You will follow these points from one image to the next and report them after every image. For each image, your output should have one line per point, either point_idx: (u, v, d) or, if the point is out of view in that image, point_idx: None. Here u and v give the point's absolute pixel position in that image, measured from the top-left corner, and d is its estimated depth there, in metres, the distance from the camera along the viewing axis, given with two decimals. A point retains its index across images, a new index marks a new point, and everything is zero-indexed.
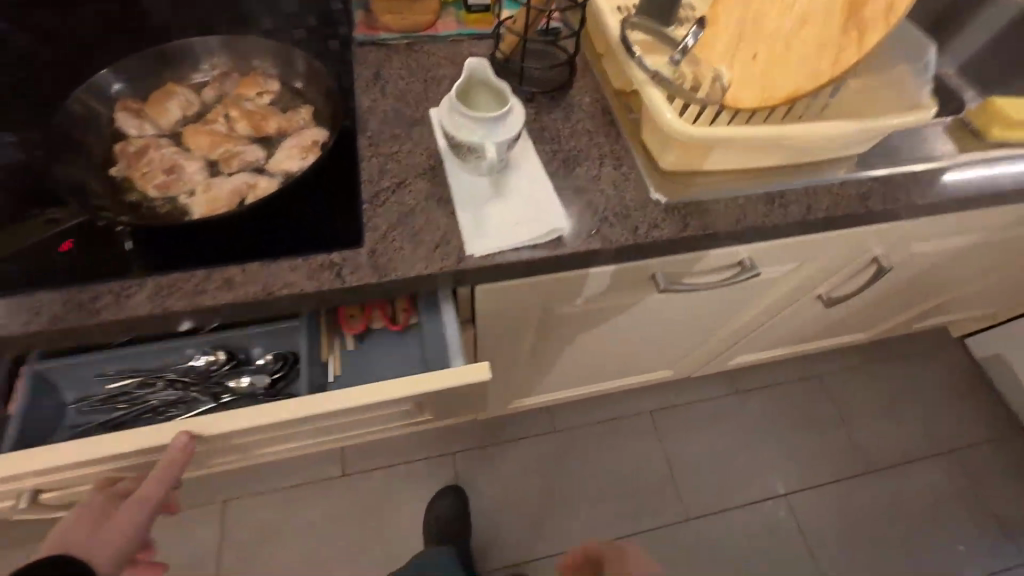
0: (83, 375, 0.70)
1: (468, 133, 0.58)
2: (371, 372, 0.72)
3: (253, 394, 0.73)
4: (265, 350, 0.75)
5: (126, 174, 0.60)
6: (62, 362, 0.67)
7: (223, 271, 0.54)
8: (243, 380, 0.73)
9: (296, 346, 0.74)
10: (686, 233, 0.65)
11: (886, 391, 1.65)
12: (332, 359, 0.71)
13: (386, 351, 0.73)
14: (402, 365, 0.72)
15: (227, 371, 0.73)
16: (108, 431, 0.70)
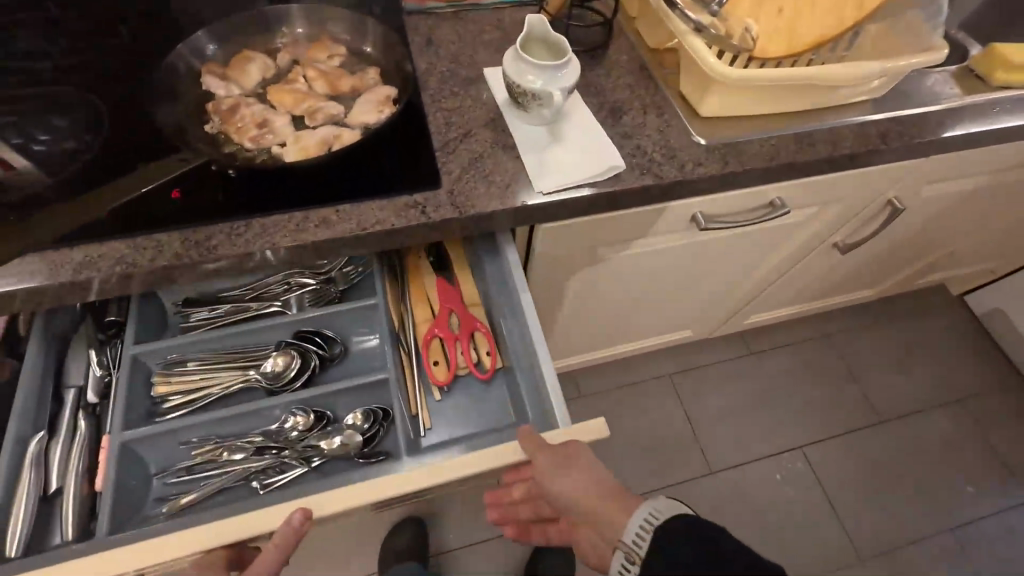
0: (168, 447, 0.65)
1: (532, 83, 0.65)
2: (462, 419, 0.73)
3: (346, 455, 0.68)
4: (354, 407, 0.70)
5: (221, 129, 0.64)
6: (150, 431, 0.63)
7: (319, 211, 0.61)
8: (335, 441, 0.68)
9: (387, 400, 0.70)
10: (729, 169, 0.71)
11: (884, 350, 1.81)
12: (423, 415, 0.71)
13: (473, 395, 0.74)
14: (492, 412, 0.74)
15: (316, 434, 0.68)
16: (196, 505, 0.65)
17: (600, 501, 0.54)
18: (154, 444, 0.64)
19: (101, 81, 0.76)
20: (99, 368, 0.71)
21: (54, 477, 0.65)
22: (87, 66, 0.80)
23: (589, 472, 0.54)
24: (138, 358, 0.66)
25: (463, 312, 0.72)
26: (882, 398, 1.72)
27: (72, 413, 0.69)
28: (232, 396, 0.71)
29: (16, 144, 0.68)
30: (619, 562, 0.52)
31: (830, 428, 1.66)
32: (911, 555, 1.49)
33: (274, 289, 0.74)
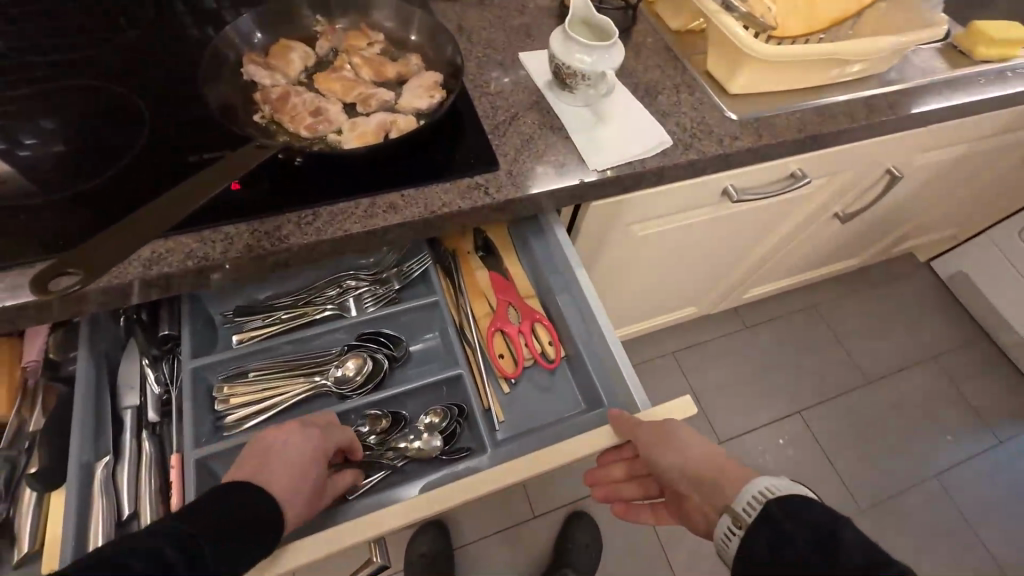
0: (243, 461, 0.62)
1: (582, 62, 0.67)
2: (530, 411, 0.73)
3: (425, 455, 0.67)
4: (428, 406, 0.70)
5: (273, 118, 0.64)
6: (224, 445, 0.59)
7: (386, 197, 0.61)
8: (414, 442, 0.67)
9: (459, 396, 0.69)
10: (762, 141, 0.75)
11: (866, 316, 1.93)
12: (496, 407, 0.70)
13: (541, 385, 0.74)
14: (561, 403, 0.73)
15: (395, 435, 0.68)
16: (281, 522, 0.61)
17: (705, 471, 0.54)
18: (229, 457, 0.61)
19: (111, 74, 0.73)
20: (157, 384, 0.64)
21: (126, 502, 0.57)
22: (87, 58, 0.75)
23: (695, 440, 0.56)
24: (199, 371, 0.63)
25: (522, 305, 0.73)
26: (867, 361, 1.83)
27: (133, 433, 0.61)
28: (298, 405, 0.68)
29: (1, 150, 0.63)
30: (726, 525, 0.50)
31: (825, 391, 1.76)
32: (907, 502, 1.58)
33: (327, 292, 0.72)
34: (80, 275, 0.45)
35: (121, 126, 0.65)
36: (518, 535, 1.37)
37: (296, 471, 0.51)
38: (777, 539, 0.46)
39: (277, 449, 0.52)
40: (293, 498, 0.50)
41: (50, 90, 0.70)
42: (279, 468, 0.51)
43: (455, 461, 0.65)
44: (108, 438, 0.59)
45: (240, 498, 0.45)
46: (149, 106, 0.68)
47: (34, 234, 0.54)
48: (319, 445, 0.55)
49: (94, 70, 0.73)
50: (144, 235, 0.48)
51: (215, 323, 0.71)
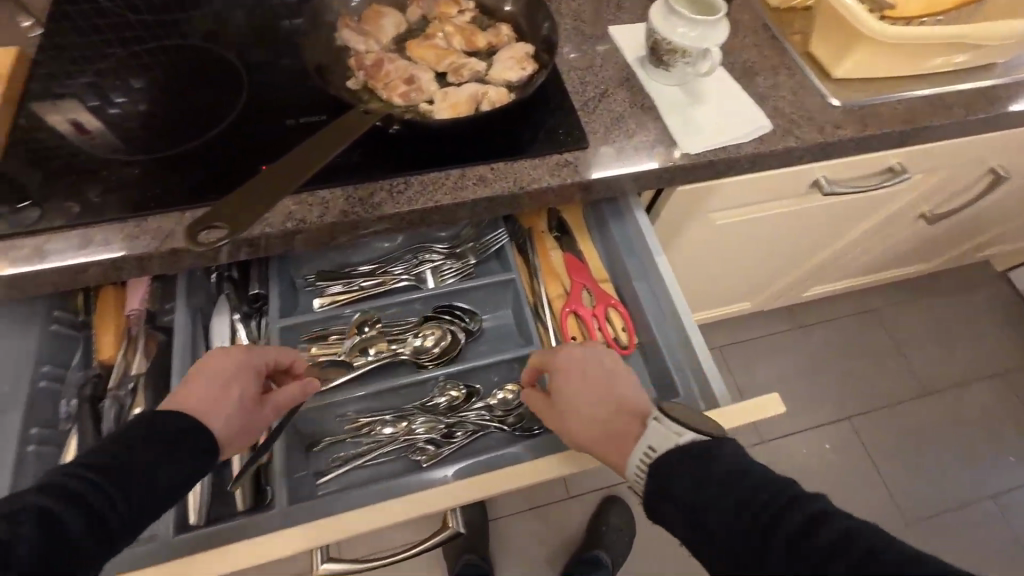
0: (327, 418, 0.65)
1: (686, 38, 0.63)
2: None
3: (495, 430, 0.68)
4: (501, 382, 0.70)
5: (366, 85, 0.63)
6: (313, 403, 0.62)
7: (475, 169, 0.60)
8: (485, 417, 0.68)
9: None
10: (868, 131, 0.70)
11: (932, 324, 1.81)
12: None
13: None
14: None
15: (469, 409, 0.69)
16: (362, 477, 0.65)
17: (597, 419, 0.55)
18: (314, 414, 0.64)
19: (203, 34, 0.74)
20: (246, 340, 0.67)
21: None
22: (177, 18, 0.76)
23: (572, 377, 0.57)
24: (286, 330, 0.66)
25: (597, 287, 0.72)
26: (929, 371, 1.73)
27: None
28: (373, 373, 0.69)
29: (93, 106, 0.65)
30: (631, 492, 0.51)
31: (880, 399, 1.67)
32: (959, 521, 1.51)
33: (405, 263, 0.73)
34: (225, 229, 0.48)
35: (219, 84, 0.67)
36: (553, 514, 1.38)
37: (233, 400, 0.53)
38: (671, 498, 0.45)
39: (199, 365, 0.53)
40: (235, 431, 0.52)
41: (141, 49, 0.72)
42: (202, 386, 0.52)
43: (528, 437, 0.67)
44: None
45: (166, 440, 0.46)
46: (238, 69, 0.69)
47: (139, 191, 0.57)
48: (244, 360, 0.55)
49: (184, 31, 0.74)
50: (280, 189, 0.50)
51: (297, 287, 0.72)
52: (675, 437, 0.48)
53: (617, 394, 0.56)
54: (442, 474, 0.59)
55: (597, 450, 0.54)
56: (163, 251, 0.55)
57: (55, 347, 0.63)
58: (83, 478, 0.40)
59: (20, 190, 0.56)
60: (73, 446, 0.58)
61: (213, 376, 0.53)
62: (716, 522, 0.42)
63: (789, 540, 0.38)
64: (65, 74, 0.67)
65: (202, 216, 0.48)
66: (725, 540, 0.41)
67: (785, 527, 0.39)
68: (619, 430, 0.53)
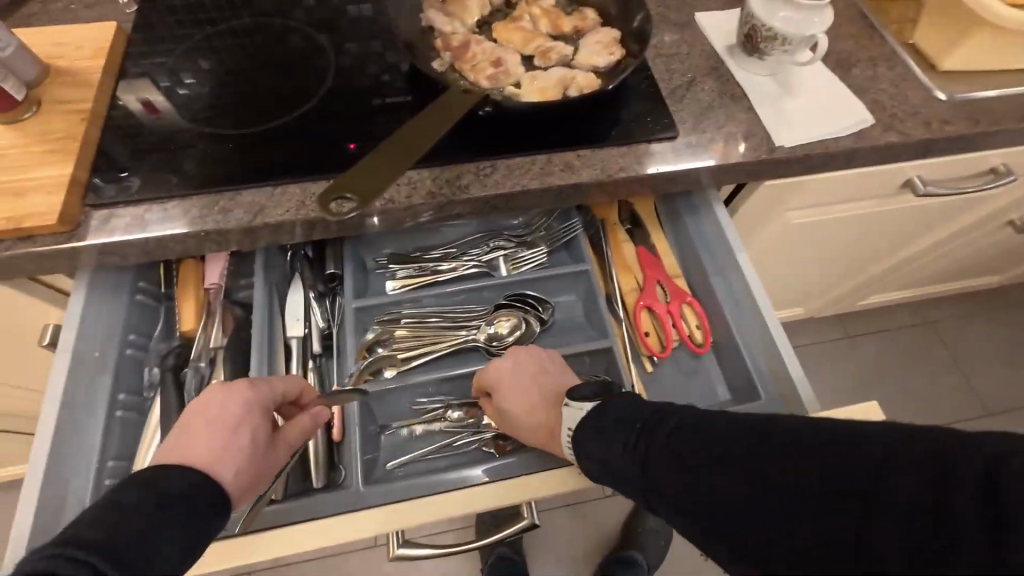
0: (399, 403, 0.65)
1: (789, 23, 0.60)
2: (671, 395, 0.70)
3: None
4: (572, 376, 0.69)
5: (452, 66, 0.62)
6: (386, 387, 0.62)
7: (562, 155, 0.59)
8: None
9: (607, 372, 0.67)
10: (979, 128, 0.65)
11: (998, 341, 1.70)
12: (641, 385, 0.68)
13: (685, 369, 0.71)
14: (703, 389, 0.70)
15: None
16: (431, 465, 0.64)
17: (531, 420, 0.56)
18: (384, 398, 0.64)
19: (280, 12, 0.74)
20: (321, 319, 0.67)
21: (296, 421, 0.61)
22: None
23: (500, 384, 0.58)
24: (359, 311, 0.65)
25: (671, 283, 0.70)
26: (992, 391, 1.63)
27: (301, 362, 0.65)
28: (442, 358, 0.69)
29: (165, 85, 0.64)
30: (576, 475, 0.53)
31: (938, 416, 1.58)
32: None
33: (476, 249, 0.73)
34: (354, 200, 0.46)
35: (301, 63, 0.67)
36: (587, 514, 1.36)
37: (244, 444, 0.50)
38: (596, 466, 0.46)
39: (196, 415, 0.50)
40: (245, 483, 0.49)
41: (214, 30, 0.71)
42: (204, 433, 0.48)
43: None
44: (281, 364, 0.63)
45: (171, 497, 0.41)
46: (321, 50, 0.69)
47: (228, 166, 0.57)
48: (248, 402, 0.52)
49: (255, 12, 0.73)
50: (405, 160, 0.49)
51: (368, 269, 0.72)
52: (578, 410, 0.50)
53: (547, 390, 0.58)
54: (474, 472, 0.58)
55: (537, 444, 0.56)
56: (251, 226, 0.55)
57: (139, 318, 0.65)
58: (72, 552, 0.34)
59: (112, 164, 0.57)
60: (156, 415, 0.60)
61: (212, 424, 0.49)
62: (622, 464, 0.44)
63: (665, 449, 0.41)
64: (144, 51, 0.67)
65: (331, 187, 0.46)
66: (631, 478, 0.43)
67: (660, 444, 0.41)
68: (552, 425, 0.55)
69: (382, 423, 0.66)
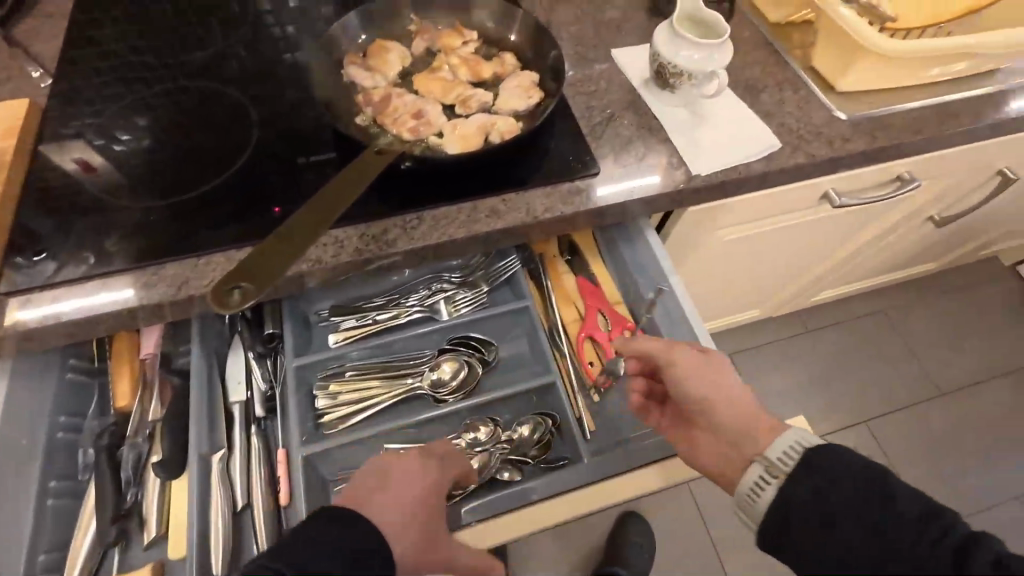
0: (345, 459, 0.65)
1: (690, 61, 0.64)
2: (620, 424, 0.72)
3: (515, 467, 0.69)
4: (519, 415, 0.71)
5: (375, 121, 0.63)
6: (330, 446, 0.61)
7: (488, 201, 0.60)
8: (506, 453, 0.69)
9: (553, 408, 0.69)
10: (877, 144, 0.69)
11: (945, 323, 1.79)
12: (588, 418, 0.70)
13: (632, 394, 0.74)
14: None
15: (492, 442, 0.69)
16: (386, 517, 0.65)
17: (743, 403, 0.56)
18: (331, 456, 0.63)
19: (206, 70, 0.74)
20: (262, 381, 0.66)
21: (241, 491, 0.61)
22: (180, 56, 0.75)
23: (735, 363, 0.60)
24: (301, 369, 0.64)
25: (611, 311, 0.73)
26: (945, 372, 1.70)
27: (243, 427, 0.64)
28: (394, 405, 0.70)
29: (99, 145, 0.64)
30: (759, 474, 0.50)
31: (896, 401, 1.64)
32: (986, 523, 1.48)
33: (418, 294, 0.73)
34: (251, 287, 0.45)
35: (227, 122, 0.67)
36: (568, 533, 1.36)
37: (424, 518, 0.50)
38: (825, 486, 0.46)
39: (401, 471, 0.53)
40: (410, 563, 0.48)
41: (148, 90, 0.70)
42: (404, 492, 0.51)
43: (552, 470, 0.67)
44: (222, 432, 0.62)
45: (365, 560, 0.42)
46: (248, 107, 0.69)
47: (170, 232, 0.57)
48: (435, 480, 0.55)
49: (187, 71, 0.73)
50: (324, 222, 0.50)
51: (310, 322, 0.71)
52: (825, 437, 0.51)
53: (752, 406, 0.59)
54: (463, 511, 0.60)
55: (732, 412, 0.56)
56: (178, 298, 0.54)
57: (71, 396, 0.63)
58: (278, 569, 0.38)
59: (31, 242, 0.56)
60: (92, 501, 0.58)
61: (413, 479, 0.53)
62: (902, 506, 0.44)
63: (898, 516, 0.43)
64: (65, 119, 0.66)
65: (229, 275, 0.46)
66: (894, 522, 0.43)
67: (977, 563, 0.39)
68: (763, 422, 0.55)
69: (329, 478, 0.65)
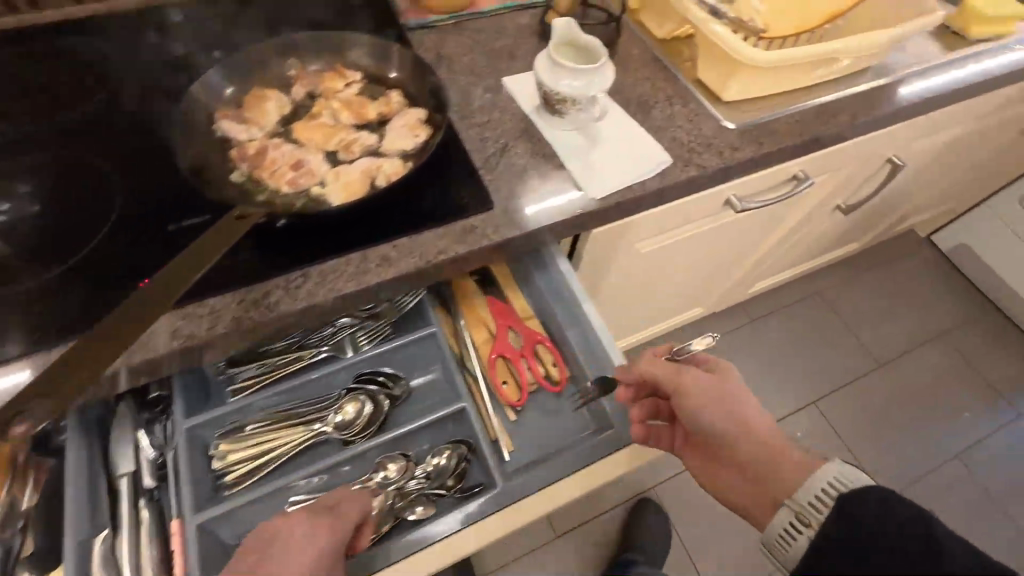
0: (247, 520, 0.60)
1: (573, 88, 0.64)
2: (540, 438, 0.71)
3: (433, 501, 0.65)
4: (434, 445, 0.68)
5: (251, 175, 0.60)
6: (223, 510, 0.56)
7: (378, 249, 0.57)
8: (423, 489, 0.65)
9: (469, 434, 0.66)
10: (763, 150, 0.72)
11: (877, 297, 1.88)
12: (504, 438, 0.68)
13: (549, 407, 0.72)
14: (569, 423, 0.72)
15: (408, 479, 0.65)
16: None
17: (764, 435, 0.55)
18: (230, 519, 0.58)
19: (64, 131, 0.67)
20: (151, 448, 0.61)
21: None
22: (43, 117, 0.68)
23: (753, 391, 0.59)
24: (192, 430, 0.60)
25: (522, 328, 0.71)
26: (880, 344, 1.79)
27: (131, 502, 0.58)
28: (302, 452, 0.66)
29: None
30: (788, 519, 0.48)
31: (840, 378, 1.71)
32: (934, 486, 1.54)
33: (320, 333, 0.69)
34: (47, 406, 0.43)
35: (89, 189, 0.61)
36: None
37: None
38: (859, 531, 0.44)
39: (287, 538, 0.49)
40: None
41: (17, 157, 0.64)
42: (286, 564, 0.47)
43: (467, 499, 0.63)
44: (105, 512, 0.56)
45: None
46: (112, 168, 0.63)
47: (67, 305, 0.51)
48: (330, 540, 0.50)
49: (45, 133, 0.67)
50: (154, 315, 0.48)
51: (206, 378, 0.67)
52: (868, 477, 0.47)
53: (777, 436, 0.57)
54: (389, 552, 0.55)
55: (752, 444, 0.54)
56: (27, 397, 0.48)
57: None
58: None
59: None
60: None
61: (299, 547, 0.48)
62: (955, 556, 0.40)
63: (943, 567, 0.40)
64: None
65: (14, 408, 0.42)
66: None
67: None
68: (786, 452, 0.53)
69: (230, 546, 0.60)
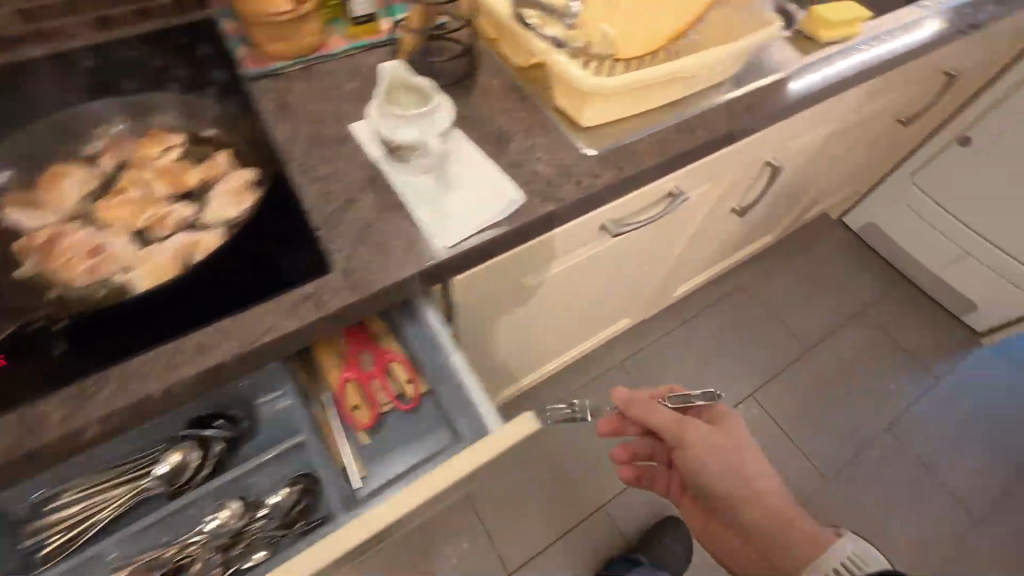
0: None
1: (407, 134, 0.61)
2: (394, 453, 0.75)
3: (269, 534, 0.72)
4: (276, 483, 0.74)
5: (40, 270, 0.54)
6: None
7: (194, 336, 0.51)
8: (262, 521, 0.72)
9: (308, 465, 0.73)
10: (623, 175, 0.70)
11: (801, 282, 1.93)
12: (351, 463, 0.71)
13: (403, 425, 0.75)
14: (422, 438, 0.75)
15: (248, 519, 0.71)
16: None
17: (776, 497, 0.67)
18: None
19: None
20: None
21: None
22: None
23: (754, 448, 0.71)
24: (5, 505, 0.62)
25: (374, 349, 0.73)
26: (808, 327, 1.84)
27: None
28: (128, 510, 0.70)
29: None
30: None
31: (774, 367, 1.74)
32: (869, 461, 1.59)
33: None
34: None
35: None
36: None
37: None
38: None
39: None
40: None
41: None
42: None
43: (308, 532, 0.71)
44: None
45: None
46: None
47: None
48: None
49: None
50: None
51: None
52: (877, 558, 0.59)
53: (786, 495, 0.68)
54: None
55: (747, 498, 0.67)
56: None
57: None
58: None
59: None
60: None
61: None
62: None
63: None
64: None
65: None
66: None
67: None
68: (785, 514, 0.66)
69: None
